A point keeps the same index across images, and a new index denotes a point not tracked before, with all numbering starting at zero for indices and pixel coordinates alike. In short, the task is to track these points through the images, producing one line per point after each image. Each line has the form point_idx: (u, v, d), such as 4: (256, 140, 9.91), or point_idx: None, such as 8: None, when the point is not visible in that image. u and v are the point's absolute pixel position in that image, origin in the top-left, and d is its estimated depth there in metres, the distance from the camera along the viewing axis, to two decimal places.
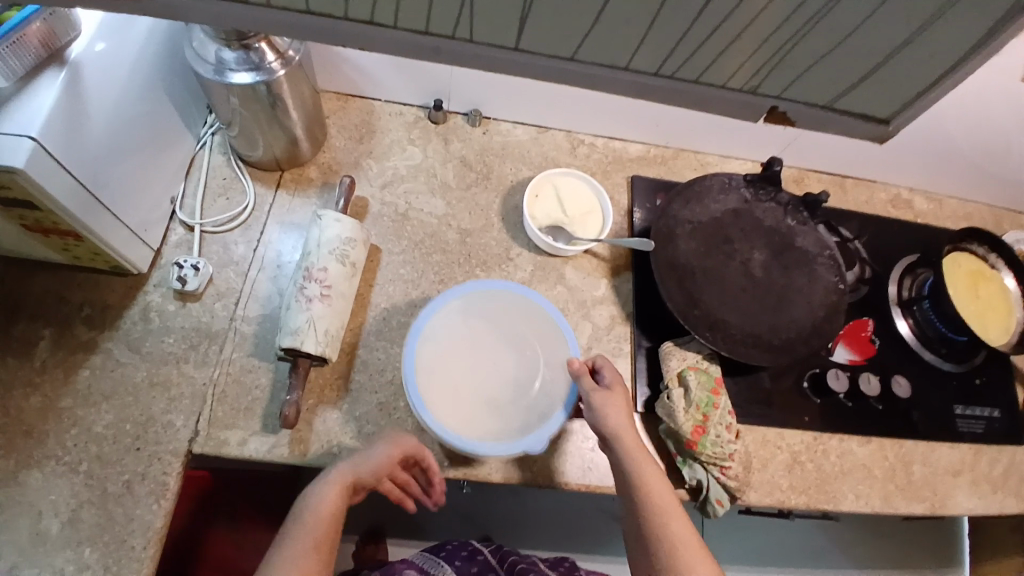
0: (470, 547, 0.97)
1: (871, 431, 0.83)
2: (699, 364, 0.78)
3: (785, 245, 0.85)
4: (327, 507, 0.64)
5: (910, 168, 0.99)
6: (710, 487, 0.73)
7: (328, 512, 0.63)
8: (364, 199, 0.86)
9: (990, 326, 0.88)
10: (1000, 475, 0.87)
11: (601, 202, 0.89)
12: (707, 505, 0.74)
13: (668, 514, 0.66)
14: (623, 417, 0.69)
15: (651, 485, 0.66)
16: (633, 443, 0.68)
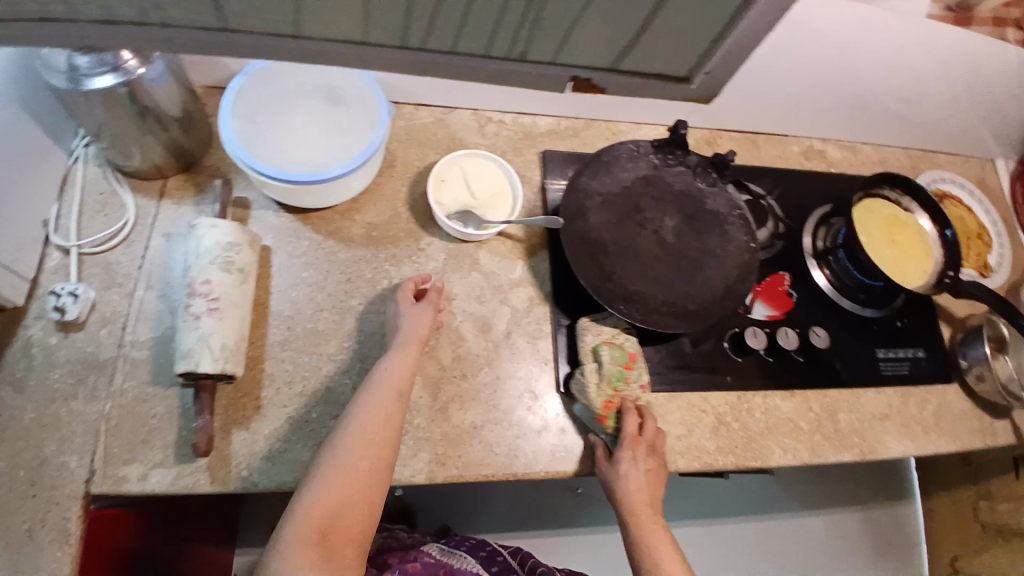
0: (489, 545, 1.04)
1: (793, 383, 0.84)
2: (613, 339, 0.77)
3: (696, 209, 0.83)
4: (395, 372, 0.68)
5: (823, 117, 0.98)
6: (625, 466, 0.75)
7: (399, 378, 0.68)
8: (243, 199, 0.79)
9: (908, 272, 0.87)
10: (928, 416, 0.88)
11: (511, 180, 0.84)
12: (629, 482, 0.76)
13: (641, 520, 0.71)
14: (638, 487, 0.71)
15: (654, 547, 0.69)
16: (638, 512, 0.71)
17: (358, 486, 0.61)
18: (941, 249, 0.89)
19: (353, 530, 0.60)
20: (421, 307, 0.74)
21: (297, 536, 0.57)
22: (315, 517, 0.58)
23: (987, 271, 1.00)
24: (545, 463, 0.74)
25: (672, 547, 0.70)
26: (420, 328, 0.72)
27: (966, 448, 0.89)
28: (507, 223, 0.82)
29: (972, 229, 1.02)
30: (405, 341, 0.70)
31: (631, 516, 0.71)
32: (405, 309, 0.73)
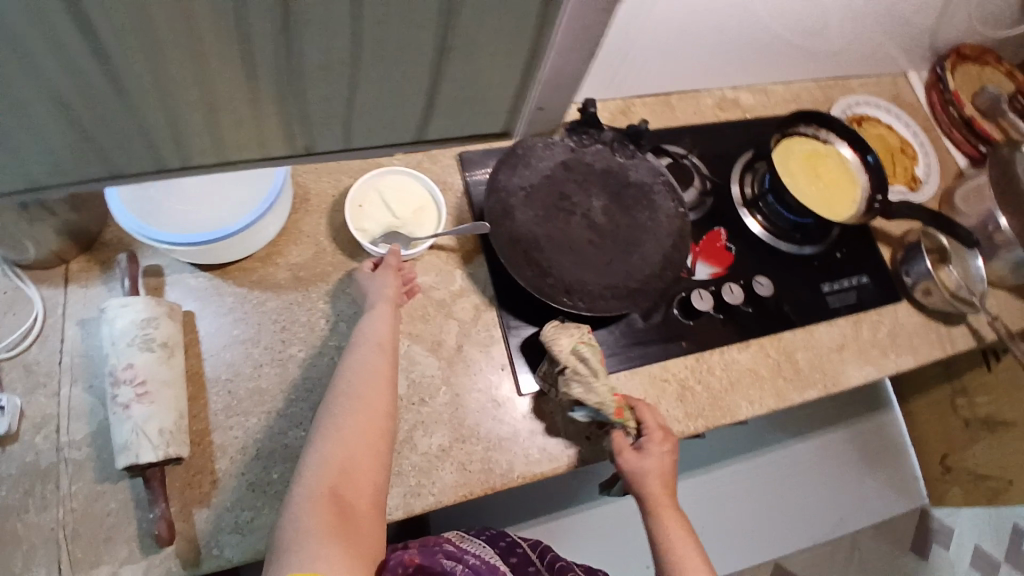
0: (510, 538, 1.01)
1: (745, 335, 0.85)
2: (586, 338, 0.74)
3: (621, 185, 0.82)
4: (375, 340, 0.69)
5: (731, 64, 0.97)
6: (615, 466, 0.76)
7: (381, 345, 0.69)
8: (157, 269, 0.75)
9: (836, 204, 0.88)
10: (884, 337, 0.90)
11: (432, 191, 0.82)
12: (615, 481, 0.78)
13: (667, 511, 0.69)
14: (657, 473, 0.70)
15: (671, 534, 0.68)
16: (658, 498, 0.70)
17: (365, 436, 0.61)
18: (865, 173, 0.90)
19: (365, 481, 0.59)
20: (386, 276, 0.74)
21: (310, 490, 0.57)
22: (324, 474, 0.58)
23: (916, 184, 1.02)
24: (519, 468, 0.74)
25: (685, 531, 0.69)
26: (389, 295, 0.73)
27: (925, 361, 0.90)
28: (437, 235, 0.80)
29: (894, 146, 1.03)
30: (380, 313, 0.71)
31: (652, 503, 0.70)
32: (371, 282, 0.74)
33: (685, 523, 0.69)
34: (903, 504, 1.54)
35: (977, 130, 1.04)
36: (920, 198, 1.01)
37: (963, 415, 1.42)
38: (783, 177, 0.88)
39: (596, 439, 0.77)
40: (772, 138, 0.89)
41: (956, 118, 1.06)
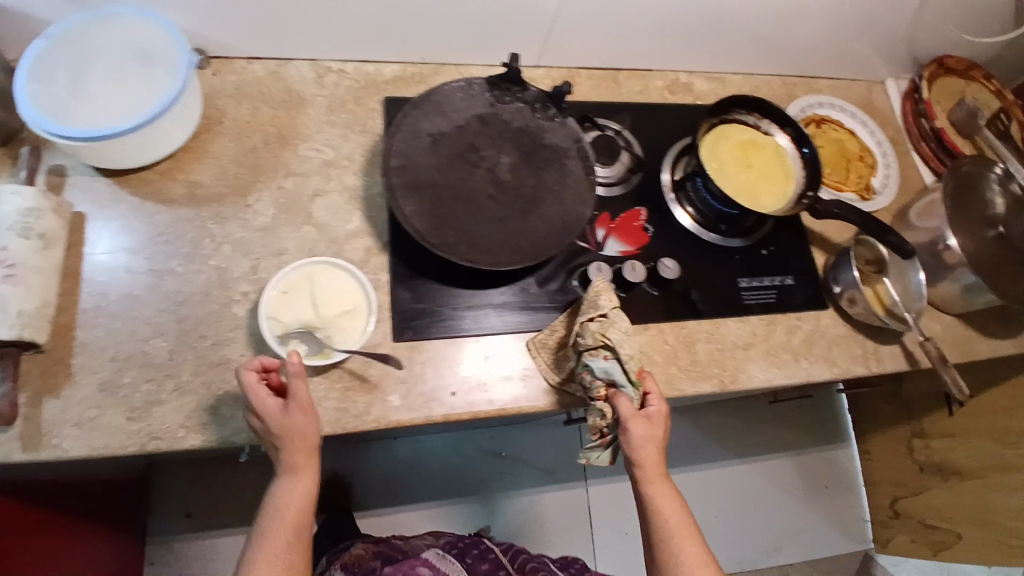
0: (483, 546, 1.02)
1: (644, 317, 0.82)
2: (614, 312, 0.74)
3: (534, 145, 0.80)
4: (295, 497, 0.63)
5: (682, 43, 0.94)
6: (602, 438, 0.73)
7: (296, 504, 0.63)
8: (61, 169, 0.77)
9: (763, 196, 0.83)
10: (798, 343, 0.85)
11: (370, 305, 0.72)
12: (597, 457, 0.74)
13: (663, 497, 0.68)
14: (656, 448, 0.69)
15: (665, 508, 0.68)
16: (654, 472, 0.69)
17: None
18: (802, 169, 0.86)
19: None
20: (297, 411, 0.62)
21: None
22: None
23: (869, 193, 0.97)
24: (377, 412, 0.72)
25: (679, 503, 0.69)
26: (297, 442, 0.63)
27: (844, 374, 0.85)
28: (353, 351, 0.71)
29: (852, 152, 0.99)
30: (292, 446, 0.63)
31: (648, 477, 0.69)
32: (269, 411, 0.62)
33: (679, 496, 0.69)
34: (844, 542, 1.50)
35: (946, 143, 0.99)
36: (869, 208, 0.95)
37: (918, 459, 1.38)
38: (709, 161, 0.84)
39: (464, 396, 0.74)
40: (705, 119, 0.85)
41: (925, 131, 1.01)
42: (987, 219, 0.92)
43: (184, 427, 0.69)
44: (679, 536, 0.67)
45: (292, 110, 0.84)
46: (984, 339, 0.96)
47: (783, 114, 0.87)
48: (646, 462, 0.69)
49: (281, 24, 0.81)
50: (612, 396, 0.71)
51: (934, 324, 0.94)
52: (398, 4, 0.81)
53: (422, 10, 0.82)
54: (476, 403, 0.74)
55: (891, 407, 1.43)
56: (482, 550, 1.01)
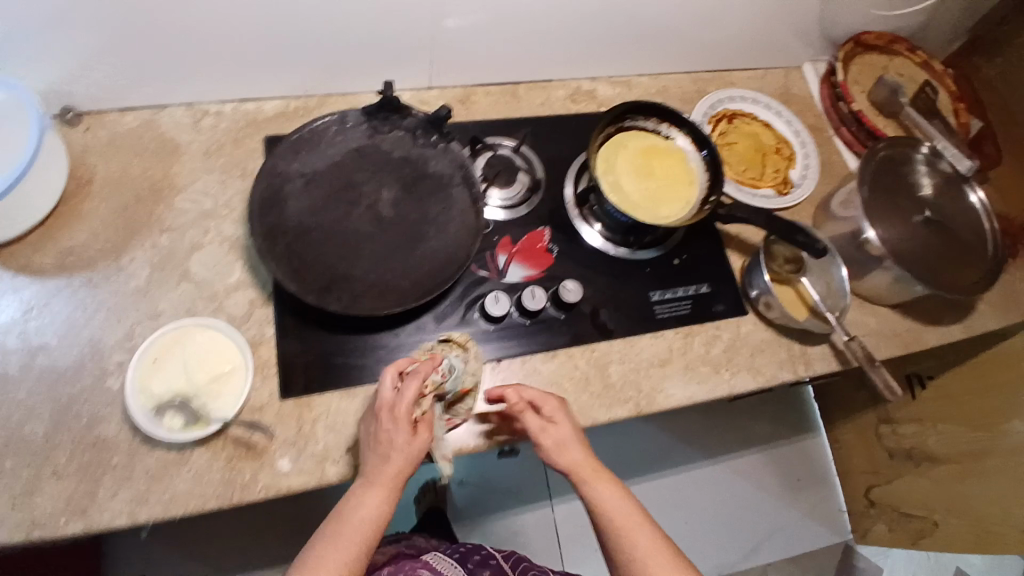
0: (482, 552, 1.04)
1: (552, 343, 0.78)
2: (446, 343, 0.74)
3: (417, 176, 0.75)
4: (366, 514, 0.60)
5: (577, 50, 0.90)
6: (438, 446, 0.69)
7: (368, 520, 0.60)
8: None
9: (663, 206, 0.80)
10: (718, 355, 0.82)
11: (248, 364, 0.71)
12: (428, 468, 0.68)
13: (603, 492, 0.64)
14: (575, 447, 0.66)
15: (608, 507, 0.63)
16: (588, 472, 0.65)
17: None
18: (705, 173, 0.82)
19: None
20: (419, 434, 0.63)
21: None
22: None
23: (787, 187, 0.93)
24: (268, 476, 0.69)
25: (623, 492, 0.65)
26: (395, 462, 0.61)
27: (770, 382, 0.81)
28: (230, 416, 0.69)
29: (767, 145, 0.95)
30: (388, 473, 0.61)
31: (586, 483, 0.64)
32: (401, 440, 0.62)
33: (623, 488, 0.65)
34: (824, 536, 1.46)
35: (867, 126, 0.95)
36: (789, 202, 0.92)
37: (886, 445, 1.35)
38: (605, 174, 0.80)
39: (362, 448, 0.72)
40: (601, 127, 0.79)
41: (845, 115, 0.97)
42: (915, 201, 0.86)
43: (64, 515, 0.64)
44: (628, 536, 0.62)
45: (168, 161, 0.81)
46: (927, 328, 0.91)
47: (683, 116, 0.83)
48: (575, 463, 0.65)
49: (143, 74, 0.76)
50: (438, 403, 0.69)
51: (870, 317, 0.89)
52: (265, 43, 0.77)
53: (293, 46, 0.78)
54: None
55: (858, 393, 1.39)
56: (480, 554, 1.03)
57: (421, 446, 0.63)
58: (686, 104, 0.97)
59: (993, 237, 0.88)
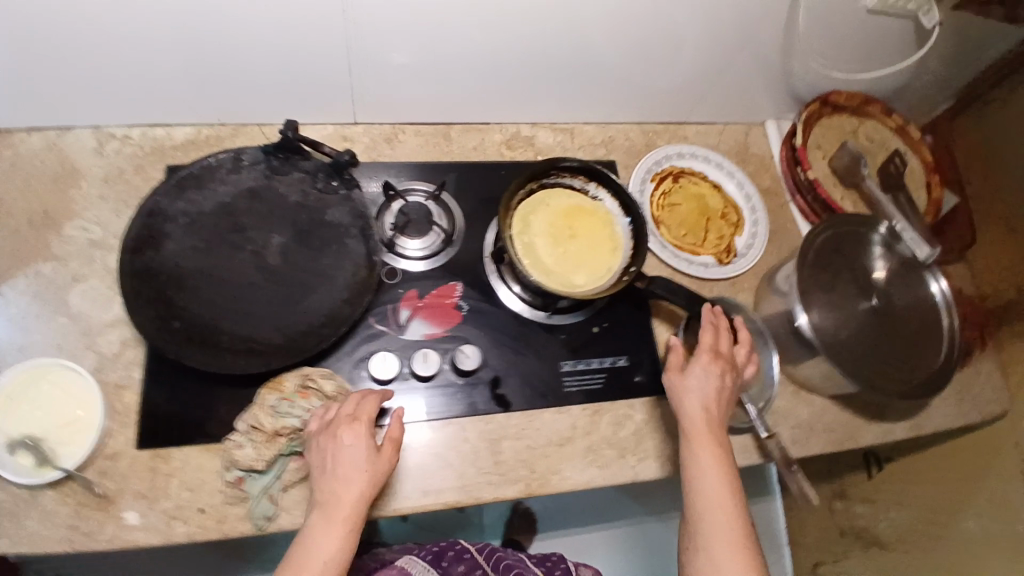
0: (459, 547, 0.91)
1: (446, 413, 0.73)
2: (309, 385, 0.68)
3: (313, 223, 0.71)
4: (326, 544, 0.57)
5: (514, 95, 0.85)
6: (279, 474, 0.68)
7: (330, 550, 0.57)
8: None
9: (577, 271, 0.74)
10: (625, 437, 0.77)
11: (101, 405, 0.67)
12: (256, 490, 0.67)
13: (700, 450, 0.66)
14: (697, 403, 0.68)
15: (706, 470, 0.65)
16: (699, 431, 0.67)
17: None
18: (631, 240, 0.76)
19: None
20: (376, 458, 0.62)
21: None
22: None
23: (729, 257, 0.87)
24: (110, 533, 0.65)
25: (723, 467, 0.65)
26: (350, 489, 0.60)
27: (676, 471, 0.76)
28: (78, 463, 0.65)
29: (714, 209, 0.89)
30: (343, 504, 0.59)
31: (693, 440, 0.66)
32: (358, 463, 0.61)
33: (727, 457, 0.66)
34: None
35: (822, 198, 0.88)
36: (728, 273, 0.86)
37: (840, 523, 1.21)
38: (519, 231, 0.75)
39: (223, 508, 0.68)
40: (523, 177, 0.74)
41: (802, 182, 0.90)
42: (864, 285, 0.79)
43: None
44: (717, 500, 0.63)
45: (66, 185, 0.77)
46: (865, 422, 0.84)
47: (613, 178, 0.78)
48: (690, 412, 0.68)
49: (41, 99, 0.73)
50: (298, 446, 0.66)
51: (803, 407, 0.83)
52: (170, 74, 0.72)
53: (202, 78, 0.74)
54: (230, 517, 0.67)
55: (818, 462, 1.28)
56: (458, 551, 0.91)
57: (378, 471, 0.62)
58: (632, 157, 0.92)
59: (945, 329, 0.81)
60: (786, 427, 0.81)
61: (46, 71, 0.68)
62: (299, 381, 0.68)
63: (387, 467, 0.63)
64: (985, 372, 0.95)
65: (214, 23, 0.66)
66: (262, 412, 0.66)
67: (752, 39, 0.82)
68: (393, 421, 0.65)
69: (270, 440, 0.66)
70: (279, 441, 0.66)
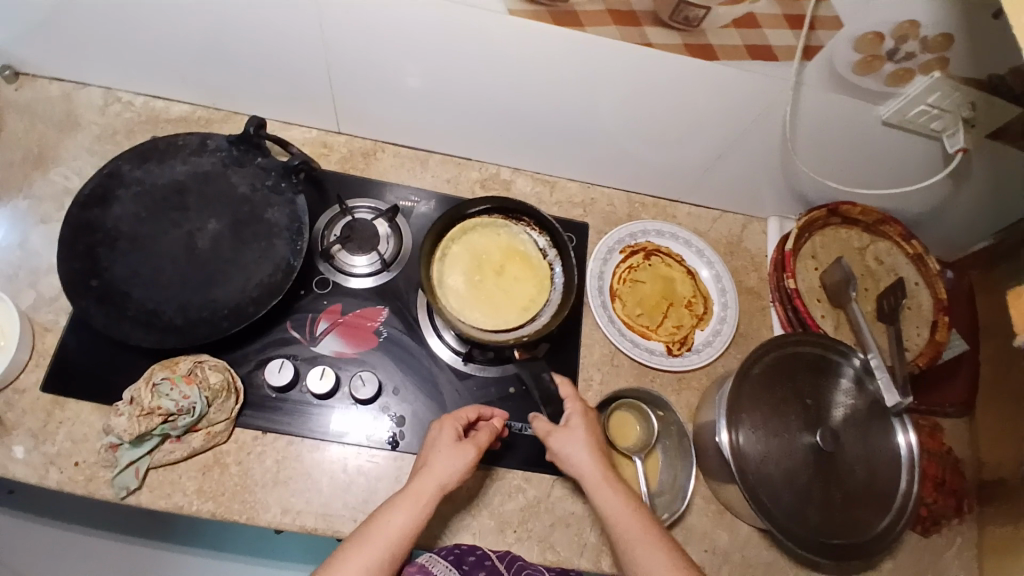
0: (481, 550, 0.64)
1: (327, 435, 0.69)
2: (194, 373, 0.66)
3: (249, 217, 0.73)
4: (394, 526, 0.57)
5: (497, 139, 0.84)
6: (152, 451, 0.65)
7: (395, 532, 0.56)
8: None
9: (473, 307, 0.70)
10: (515, 512, 0.70)
11: (20, 339, 0.68)
12: (123, 461, 0.64)
13: (602, 488, 0.61)
14: (582, 452, 0.63)
15: (618, 514, 0.59)
16: (600, 480, 0.61)
17: None
18: (544, 316, 0.70)
19: None
20: (466, 448, 0.63)
21: None
22: None
23: (681, 348, 0.81)
24: None
25: (631, 505, 0.60)
26: (430, 477, 0.60)
27: (559, 565, 0.68)
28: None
29: (680, 295, 0.83)
30: (421, 481, 0.60)
31: (591, 484, 0.61)
32: (444, 449, 0.63)
33: (631, 495, 0.61)
34: None
35: (800, 312, 0.80)
36: (674, 366, 0.79)
37: None
38: (454, 240, 0.73)
39: (91, 467, 0.65)
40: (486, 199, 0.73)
41: (784, 289, 0.83)
42: (813, 417, 0.71)
43: None
44: (646, 540, 0.57)
45: (65, 135, 0.82)
46: (795, 569, 0.74)
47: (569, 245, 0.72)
48: (583, 461, 0.63)
49: (61, 52, 0.78)
50: (175, 431, 0.64)
51: (722, 531, 0.73)
52: (174, 55, 0.76)
53: (201, 65, 0.77)
54: (99, 478, 0.65)
55: None
56: (478, 555, 0.63)
57: (464, 459, 0.62)
58: (607, 224, 0.89)
59: (899, 490, 0.71)
60: (697, 549, 0.72)
61: (69, 34, 0.74)
62: (190, 365, 0.66)
63: (473, 460, 0.63)
64: (958, 548, 0.81)
65: (211, 23, 0.70)
66: (146, 388, 0.64)
67: (752, 128, 0.77)
68: (485, 429, 0.66)
69: (143, 416, 0.63)
70: (152, 419, 0.63)
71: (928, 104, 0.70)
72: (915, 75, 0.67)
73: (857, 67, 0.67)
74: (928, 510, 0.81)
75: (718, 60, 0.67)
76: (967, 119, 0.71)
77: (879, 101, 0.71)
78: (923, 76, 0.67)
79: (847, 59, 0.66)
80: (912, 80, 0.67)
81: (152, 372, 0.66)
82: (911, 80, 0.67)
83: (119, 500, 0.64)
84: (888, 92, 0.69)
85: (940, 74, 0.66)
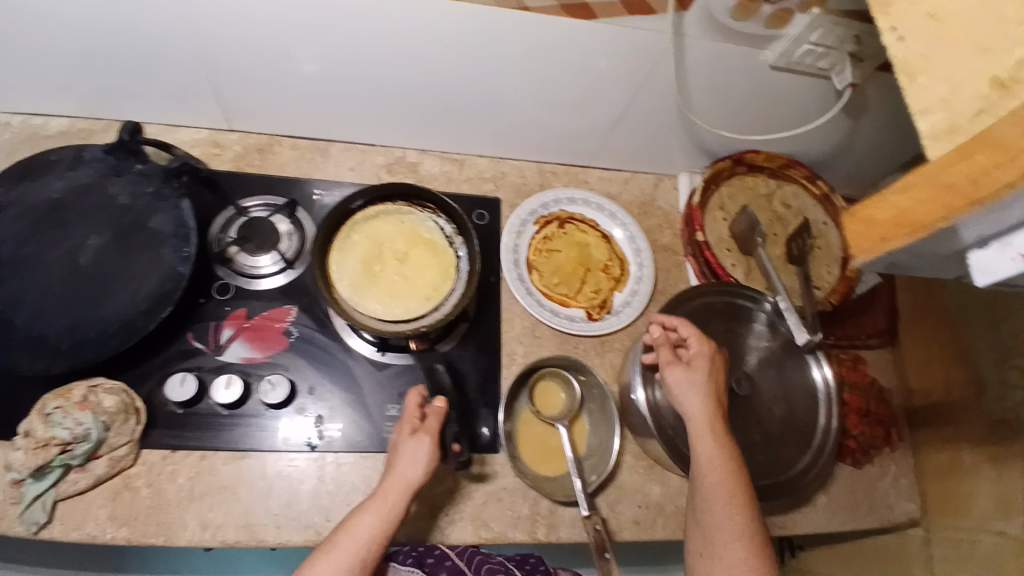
0: (439, 550, 0.64)
1: (242, 444, 0.68)
2: (88, 398, 0.63)
3: (133, 226, 0.69)
4: (365, 531, 0.56)
5: (396, 122, 0.82)
6: (58, 482, 0.62)
7: (367, 538, 0.56)
8: None
9: (372, 292, 0.69)
10: (446, 495, 0.70)
11: None
12: (30, 495, 0.60)
13: (707, 438, 0.60)
14: (702, 404, 0.62)
15: (711, 466, 0.59)
16: (705, 428, 0.61)
17: None
18: (447, 300, 0.69)
19: None
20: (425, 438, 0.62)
21: None
22: None
23: (601, 312, 0.81)
24: None
25: (731, 459, 0.60)
26: (398, 477, 0.60)
27: (495, 540, 0.68)
28: None
29: (595, 260, 0.83)
30: (388, 482, 0.60)
31: (698, 434, 0.61)
32: (405, 443, 0.62)
33: (734, 450, 0.60)
34: None
35: (710, 263, 0.81)
36: (594, 330, 0.79)
37: None
38: (355, 229, 0.72)
39: None
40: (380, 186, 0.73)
41: (694, 242, 0.84)
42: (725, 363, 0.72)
43: None
44: (729, 497, 0.58)
45: None
46: None
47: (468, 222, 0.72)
48: (698, 412, 0.62)
49: None
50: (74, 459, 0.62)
51: (655, 485, 0.75)
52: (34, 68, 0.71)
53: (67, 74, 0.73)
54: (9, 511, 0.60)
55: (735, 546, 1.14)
56: (437, 555, 0.63)
57: (425, 449, 0.61)
58: (520, 197, 0.88)
59: (817, 426, 0.73)
60: (632, 505, 0.73)
61: None
62: (85, 391, 0.64)
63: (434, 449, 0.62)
64: (892, 476, 0.84)
65: (61, 35, 0.65)
66: (38, 420, 0.61)
67: (646, 85, 0.77)
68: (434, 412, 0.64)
69: (40, 447, 0.60)
70: (49, 450, 0.60)
71: (811, 43, 0.70)
72: (794, 14, 0.66)
73: (735, 11, 0.66)
74: (855, 441, 0.84)
75: (597, 18, 0.66)
76: (852, 53, 0.72)
77: (762, 45, 0.71)
78: (802, 14, 0.66)
79: (723, 5, 0.65)
80: (792, 19, 0.67)
81: (43, 404, 0.63)
82: (791, 19, 0.67)
83: (31, 536, 0.60)
84: (770, 34, 0.69)
85: (818, 9, 0.65)
